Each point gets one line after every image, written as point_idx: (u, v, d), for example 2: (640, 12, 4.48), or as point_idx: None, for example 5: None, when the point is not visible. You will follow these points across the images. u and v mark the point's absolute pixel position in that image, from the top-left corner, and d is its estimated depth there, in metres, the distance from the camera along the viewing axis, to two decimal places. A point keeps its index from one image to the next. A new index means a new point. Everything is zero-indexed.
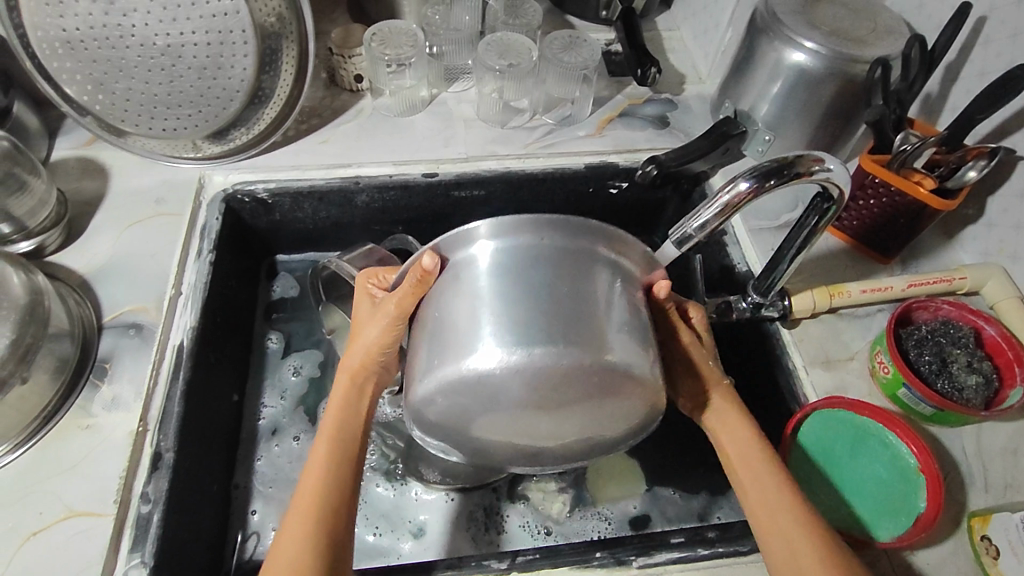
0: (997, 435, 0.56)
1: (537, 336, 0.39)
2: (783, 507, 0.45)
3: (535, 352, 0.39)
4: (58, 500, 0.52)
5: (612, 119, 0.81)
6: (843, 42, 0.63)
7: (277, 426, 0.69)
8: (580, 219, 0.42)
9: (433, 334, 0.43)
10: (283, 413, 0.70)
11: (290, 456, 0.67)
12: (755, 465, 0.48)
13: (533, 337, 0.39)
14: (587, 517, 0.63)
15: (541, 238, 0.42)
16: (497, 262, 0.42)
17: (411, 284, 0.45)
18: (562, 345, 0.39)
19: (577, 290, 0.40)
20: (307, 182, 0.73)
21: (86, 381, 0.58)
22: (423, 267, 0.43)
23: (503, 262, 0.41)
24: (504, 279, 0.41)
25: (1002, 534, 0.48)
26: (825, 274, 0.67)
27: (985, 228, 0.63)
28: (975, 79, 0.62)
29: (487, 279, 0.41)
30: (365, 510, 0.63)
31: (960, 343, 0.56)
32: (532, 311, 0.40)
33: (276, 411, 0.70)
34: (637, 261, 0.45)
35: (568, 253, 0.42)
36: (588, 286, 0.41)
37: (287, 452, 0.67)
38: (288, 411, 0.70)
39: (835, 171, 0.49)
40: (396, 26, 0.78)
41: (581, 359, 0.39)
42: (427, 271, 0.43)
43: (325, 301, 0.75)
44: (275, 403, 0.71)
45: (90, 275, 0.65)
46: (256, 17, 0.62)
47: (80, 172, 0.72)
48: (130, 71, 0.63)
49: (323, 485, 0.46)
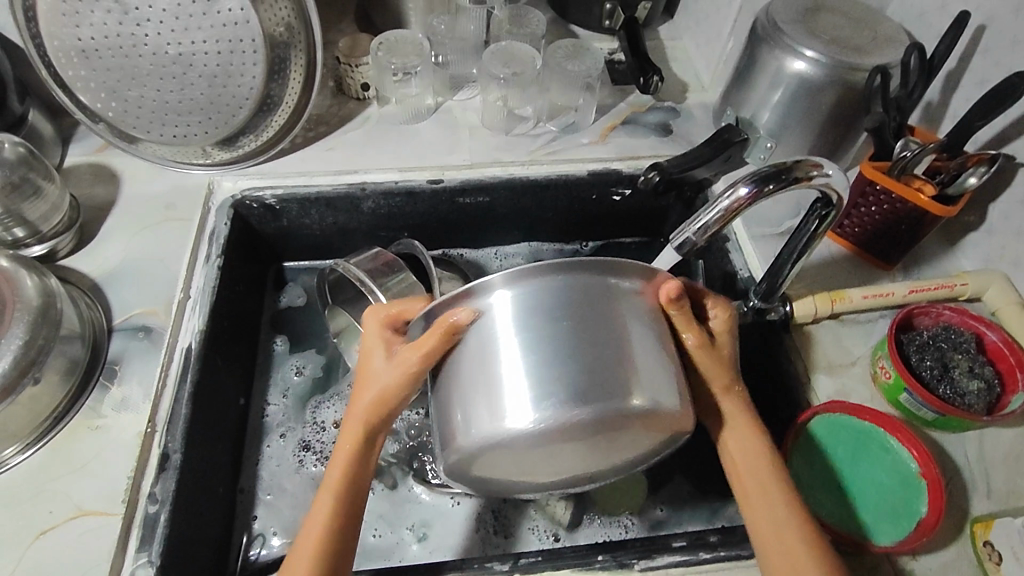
0: (1001, 440, 0.56)
1: (563, 399, 0.40)
2: (789, 528, 0.45)
3: (563, 403, 0.40)
4: (68, 499, 0.52)
5: (615, 126, 0.82)
6: (843, 51, 0.64)
7: (280, 423, 0.70)
8: (613, 263, 0.42)
9: (475, 386, 0.42)
10: (285, 410, 0.71)
11: (286, 461, 0.67)
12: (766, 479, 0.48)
13: (561, 390, 0.40)
14: (597, 520, 0.63)
15: (574, 280, 0.42)
16: (526, 307, 0.42)
17: (436, 340, 0.44)
18: (591, 397, 0.40)
19: (622, 349, 0.41)
20: (314, 189, 0.74)
21: (96, 382, 0.59)
22: (455, 321, 0.43)
23: (535, 322, 0.41)
24: (542, 322, 0.41)
25: (1004, 538, 0.48)
26: (827, 281, 0.68)
27: (987, 234, 0.64)
28: (975, 87, 0.63)
29: (522, 324, 0.41)
30: None
31: (962, 348, 0.56)
32: (564, 375, 0.40)
33: (279, 408, 0.71)
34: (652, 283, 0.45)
35: (593, 291, 0.42)
36: (630, 352, 0.42)
37: (285, 454, 0.68)
38: (291, 408, 0.71)
39: (833, 177, 0.50)
40: (403, 36, 0.79)
41: (603, 415, 0.40)
42: (458, 324, 0.43)
43: (330, 304, 0.75)
44: (277, 401, 0.72)
45: (101, 279, 0.66)
46: (266, 27, 0.64)
47: (92, 177, 0.74)
48: (143, 79, 0.65)
49: (340, 520, 0.47)
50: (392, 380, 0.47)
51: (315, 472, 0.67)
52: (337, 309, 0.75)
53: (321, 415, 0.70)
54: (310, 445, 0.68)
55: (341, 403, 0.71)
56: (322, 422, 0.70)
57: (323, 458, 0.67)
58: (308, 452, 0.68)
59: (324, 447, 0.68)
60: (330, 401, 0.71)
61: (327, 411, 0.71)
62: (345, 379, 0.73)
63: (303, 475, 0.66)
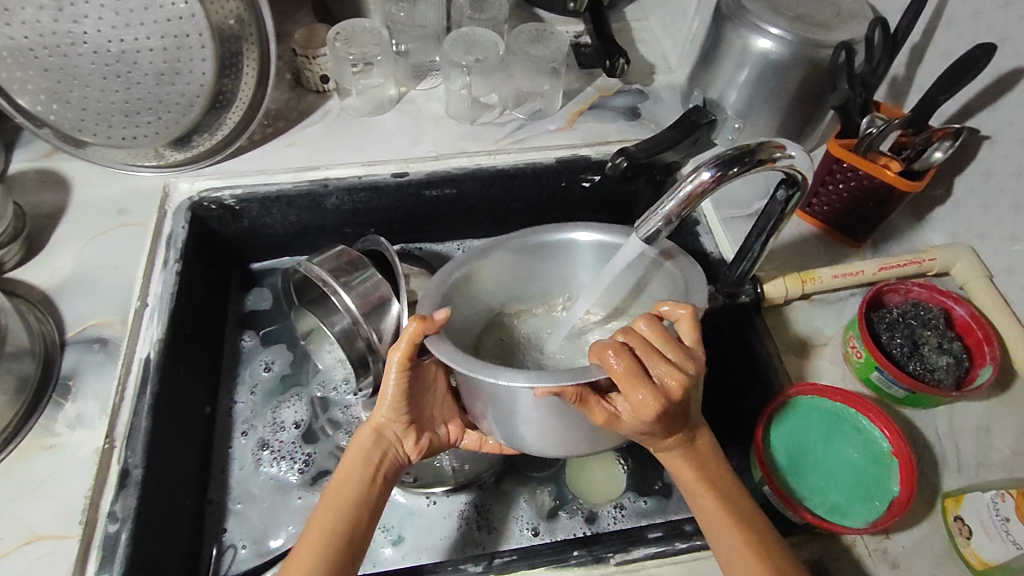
0: (971, 414, 0.56)
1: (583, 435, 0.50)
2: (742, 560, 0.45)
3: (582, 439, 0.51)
4: (21, 524, 0.50)
5: (583, 111, 0.81)
6: (807, 27, 0.63)
7: (245, 420, 0.69)
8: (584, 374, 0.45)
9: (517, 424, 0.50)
10: (253, 406, 0.70)
11: (243, 462, 0.66)
12: (706, 502, 0.48)
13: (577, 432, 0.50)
14: (579, 514, 0.63)
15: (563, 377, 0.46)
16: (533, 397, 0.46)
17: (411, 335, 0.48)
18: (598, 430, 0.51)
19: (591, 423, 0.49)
20: (275, 187, 0.72)
21: (49, 400, 0.56)
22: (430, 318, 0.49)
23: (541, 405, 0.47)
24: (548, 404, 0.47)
25: (973, 513, 0.49)
26: (798, 261, 0.67)
27: (954, 209, 0.64)
28: (939, 61, 0.62)
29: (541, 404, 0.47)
30: None
31: (930, 325, 0.57)
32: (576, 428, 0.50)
33: (247, 405, 0.70)
34: (642, 331, 0.47)
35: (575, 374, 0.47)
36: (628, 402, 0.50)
37: (241, 455, 0.67)
38: (257, 404, 0.70)
39: (797, 158, 0.48)
40: (360, 25, 0.76)
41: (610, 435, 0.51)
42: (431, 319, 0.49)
43: (298, 305, 0.72)
44: (246, 397, 0.71)
45: (52, 290, 0.63)
46: (213, 20, 0.60)
47: (39, 184, 0.70)
48: (84, 79, 0.62)
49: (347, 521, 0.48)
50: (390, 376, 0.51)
51: (272, 473, 0.66)
52: (303, 310, 0.73)
53: (281, 415, 0.70)
54: (268, 444, 0.68)
55: (302, 402, 0.70)
56: (281, 422, 0.69)
57: (279, 459, 0.67)
58: (267, 451, 0.67)
59: (282, 448, 0.67)
60: (290, 401, 0.71)
61: (288, 411, 0.70)
62: (316, 379, 0.72)
63: (261, 475, 0.66)
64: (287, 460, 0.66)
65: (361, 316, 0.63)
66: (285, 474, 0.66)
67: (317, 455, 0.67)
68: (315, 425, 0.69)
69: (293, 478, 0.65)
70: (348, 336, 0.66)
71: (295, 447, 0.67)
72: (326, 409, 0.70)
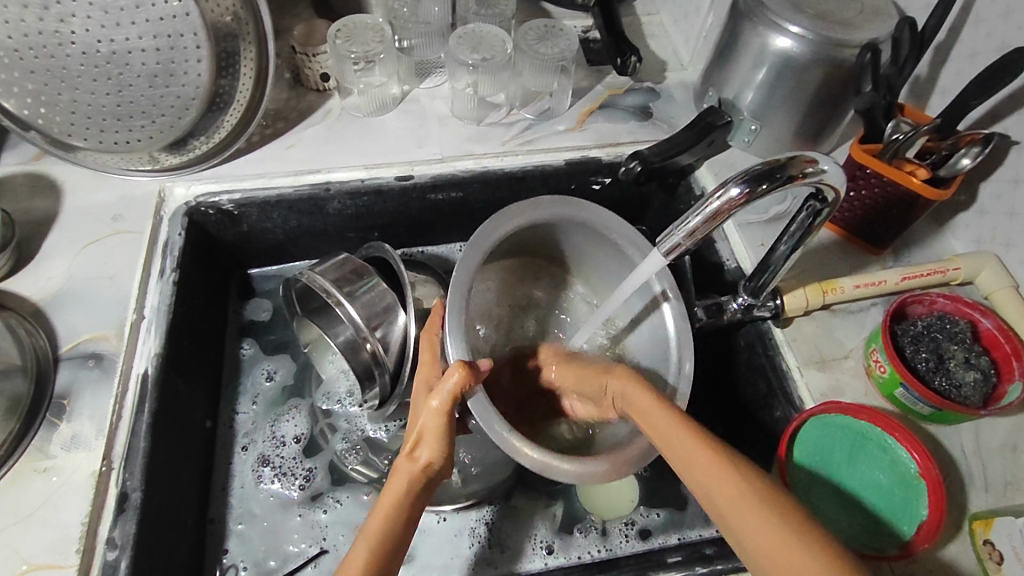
0: (996, 430, 0.55)
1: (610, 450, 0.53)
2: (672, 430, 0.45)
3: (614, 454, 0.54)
4: (14, 553, 0.48)
5: (593, 111, 0.78)
6: (830, 26, 0.60)
7: (245, 433, 0.67)
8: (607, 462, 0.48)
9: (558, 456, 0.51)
10: (253, 418, 0.68)
11: (244, 479, 0.65)
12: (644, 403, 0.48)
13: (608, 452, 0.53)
14: (591, 530, 0.62)
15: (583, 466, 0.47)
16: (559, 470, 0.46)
17: (460, 380, 0.46)
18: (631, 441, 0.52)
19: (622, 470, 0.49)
20: (275, 191, 0.70)
21: (43, 420, 0.54)
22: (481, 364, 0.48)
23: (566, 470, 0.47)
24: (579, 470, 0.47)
25: (1005, 537, 0.48)
26: (818, 270, 0.65)
27: (977, 215, 0.62)
28: (966, 61, 0.60)
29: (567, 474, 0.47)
30: (337, 533, 0.62)
31: (957, 338, 0.55)
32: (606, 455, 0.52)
33: (248, 416, 0.68)
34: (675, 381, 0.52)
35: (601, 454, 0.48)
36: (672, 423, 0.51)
37: (243, 470, 0.65)
38: (259, 414, 0.69)
39: (828, 173, 0.46)
40: (361, 21, 0.73)
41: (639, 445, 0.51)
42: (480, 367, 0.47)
43: (299, 314, 0.69)
44: (247, 408, 0.69)
45: (44, 303, 0.61)
46: (208, 19, 0.57)
47: (29, 189, 0.67)
48: (73, 82, 0.59)
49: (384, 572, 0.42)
50: (438, 416, 0.46)
51: (274, 489, 0.64)
52: (305, 320, 0.70)
53: (281, 429, 0.68)
54: (269, 460, 0.66)
55: (303, 415, 0.69)
56: (281, 436, 0.67)
57: (281, 474, 0.65)
58: (267, 467, 0.65)
59: (283, 463, 0.66)
60: (290, 414, 0.69)
61: (288, 425, 0.68)
62: (320, 391, 0.70)
63: (261, 493, 0.64)
64: (288, 477, 0.65)
65: (365, 328, 0.61)
66: (288, 490, 0.64)
67: (318, 472, 0.65)
68: (317, 437, 0.68)
69: (295, 493, 0.64)
70: (352, 347, 0.64)
71: (297, 462, 0.66)
72: (331, 421, 0.69)
